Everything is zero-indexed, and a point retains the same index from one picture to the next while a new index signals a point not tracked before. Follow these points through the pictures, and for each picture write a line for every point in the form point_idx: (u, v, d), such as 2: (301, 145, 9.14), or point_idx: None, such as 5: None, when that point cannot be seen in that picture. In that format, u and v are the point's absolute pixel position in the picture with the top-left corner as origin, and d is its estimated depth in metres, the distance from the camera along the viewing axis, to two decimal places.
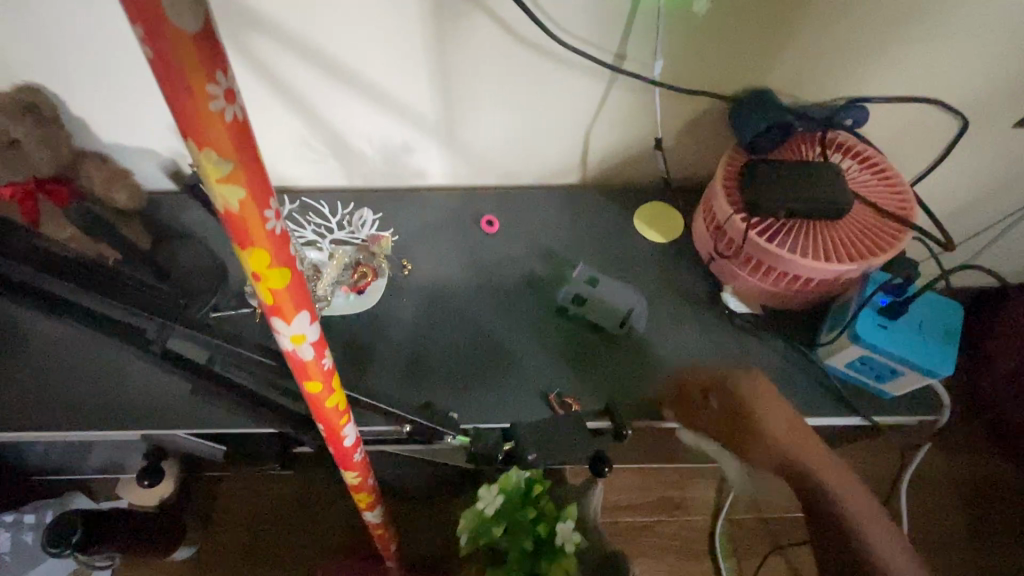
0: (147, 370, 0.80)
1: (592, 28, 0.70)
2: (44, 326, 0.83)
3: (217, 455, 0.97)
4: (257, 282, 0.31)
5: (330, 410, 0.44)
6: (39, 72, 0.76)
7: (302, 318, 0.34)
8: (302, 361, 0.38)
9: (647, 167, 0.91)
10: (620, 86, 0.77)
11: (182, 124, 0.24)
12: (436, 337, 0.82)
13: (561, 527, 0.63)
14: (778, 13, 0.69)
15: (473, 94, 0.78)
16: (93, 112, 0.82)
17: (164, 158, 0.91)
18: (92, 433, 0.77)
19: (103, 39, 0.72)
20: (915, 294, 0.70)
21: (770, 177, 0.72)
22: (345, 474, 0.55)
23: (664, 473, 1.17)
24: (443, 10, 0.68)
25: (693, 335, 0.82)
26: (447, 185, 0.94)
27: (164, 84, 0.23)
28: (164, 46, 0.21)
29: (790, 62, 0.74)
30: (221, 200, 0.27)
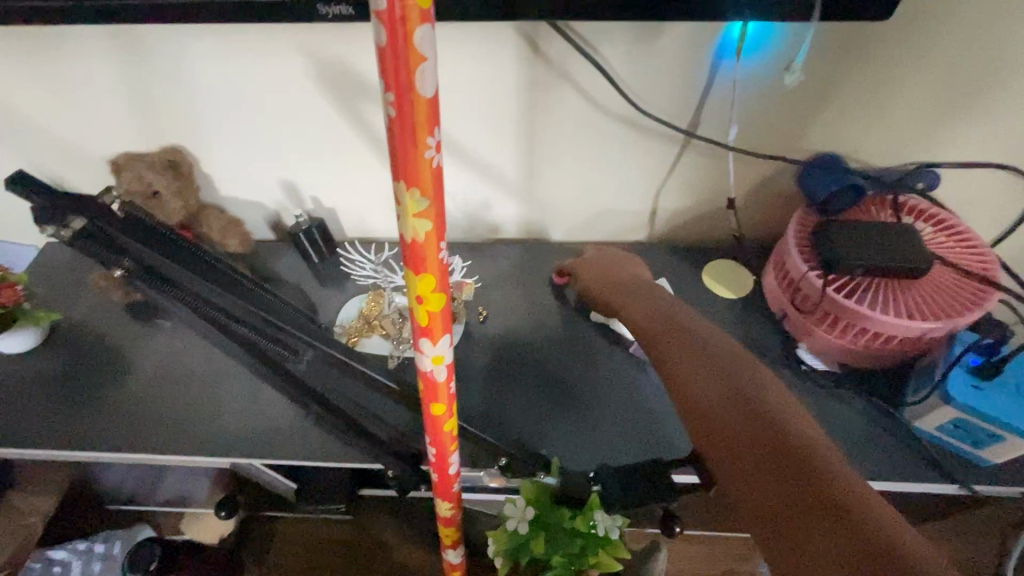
0: (240, 401, 0.85)
1: (671, 99, 0.77)
2: (154, 355, 0.91)
3: (288, 492, 0.99)
4: (418, 304, 0.36)
5: (444, 434, 0.47)
6: (182, 136, 0.89)
7: (444, 340, 0.39)
8: (435, 381, 0.42)
9: (717, 225, 0.95)
10: (693, 149, 0.83)
11: (401, 167, 0.29)
12: (512, 381, 0.85)
13: (597, 515, 0.69)
14: (847, 85, 0.74)
15: (554, 155, 0.86)
16: (219, 169, 0.94)
17: (270, 209, 1.01)
18: (188, 458, 0.81)
19: (242, 108, 0.85)
20: (1010, 354, 0.68)
21: (845, 236, 0.74)
22: (439, 505, 0.57)
23: (730, 545, 1.11)
24: (536, 84, 0.76)
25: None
26: (520, 238, 1.00)
27: (396, 138, 0.28)
28: (406, 110, 0.27)
29: (858, 130, 0.79)
30: (411, 231, 0.32)
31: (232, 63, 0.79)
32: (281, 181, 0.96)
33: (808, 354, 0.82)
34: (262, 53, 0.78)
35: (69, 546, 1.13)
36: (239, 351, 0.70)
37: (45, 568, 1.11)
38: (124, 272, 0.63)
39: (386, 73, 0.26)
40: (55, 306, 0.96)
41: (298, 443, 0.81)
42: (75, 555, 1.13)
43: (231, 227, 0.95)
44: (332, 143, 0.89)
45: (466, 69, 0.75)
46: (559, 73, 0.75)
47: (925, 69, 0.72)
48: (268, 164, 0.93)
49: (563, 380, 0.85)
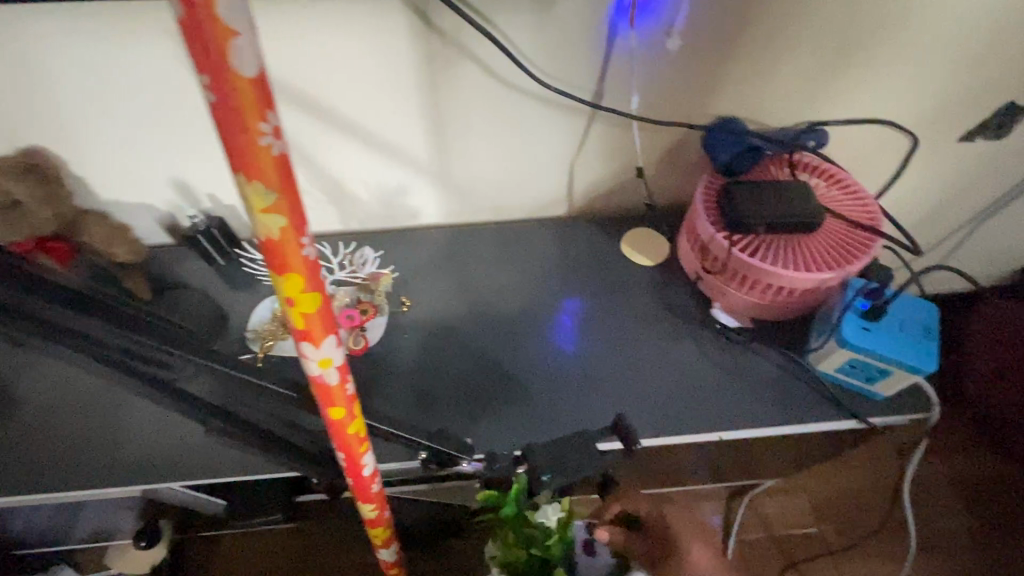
0: (146, 424, 0.78)
1: (572, 70, 0.76)
2: (40, 386, 0.81)
3: (218, 511, 0.94)
4: (290, 307, 0.34)
5: (351, 437, 0.45)
6: (42, 135, 0.79)
7: (329, 341, 0.36)
8: (327, 385, 0.39)
9: (633, 195, 0.96)
10: (601, 121, 0.83)
11: (235, 159, 0.26)
12: (441, 369, 0.83)
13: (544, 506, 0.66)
14: (738, 48, 0.75)
15: (463, 134, 0.83)
16: (94, 171, 0.85)
17: (163, 212, 0.92)
18: (94, 493, 0.74)
19: (107, 99, 0.76)
20: (892, 296, 0.74)
21: (746, 197, 0.77)
22: (362, 507, 0.55)
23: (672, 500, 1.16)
24: (434, 60, 0.73)
25: (688, 353, 0.85)
26: (440, 223, 0.98)
27: (223, 125, 0.25)
28: (227, 92, 0.24)
29: (752, 93, 0.81)
30: (263, 228, 0.29)
31: (86, 49, 0.70)
32: (169, 179, 0.87)
33: (722, 313, 0.86)
34: (121, 38, 0.69)
35: None
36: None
37: None
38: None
39: (193, 49, 0.23)
40: None
41: (216, 461, 0.75)
42: None
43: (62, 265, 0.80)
44: None
45: (358, 50, 0.71)
46: (455, 47, 0.72)
47: (809, 30, 0.74)
48: (151, 162, 0.84)
49: (494, 362, 0.84)
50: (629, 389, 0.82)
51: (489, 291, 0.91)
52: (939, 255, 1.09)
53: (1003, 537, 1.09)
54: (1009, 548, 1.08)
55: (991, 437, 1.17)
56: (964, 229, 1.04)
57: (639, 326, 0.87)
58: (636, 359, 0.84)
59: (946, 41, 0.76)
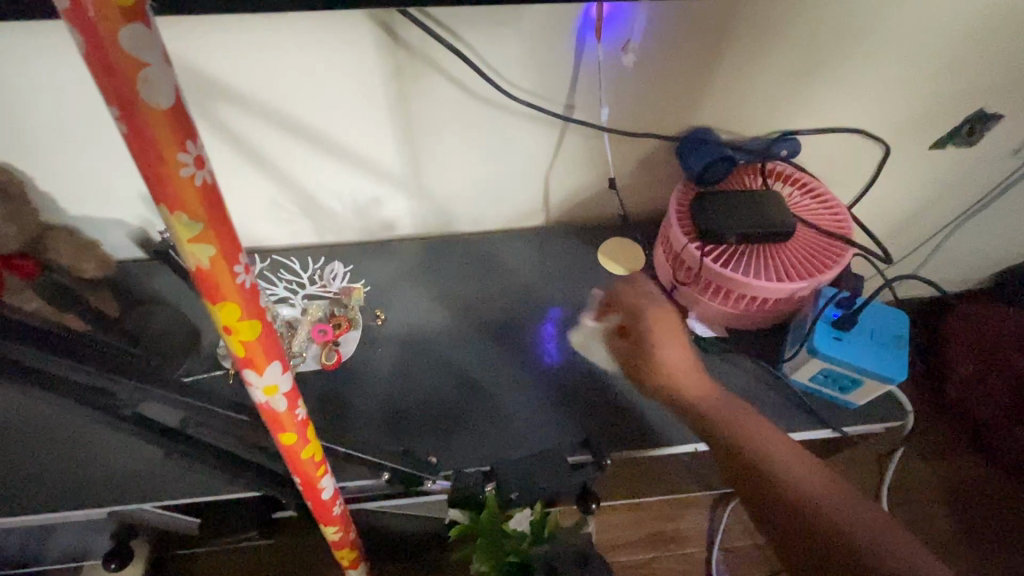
0: (114, 443, 0.77)
1: (542, 82, 0.76)
2: (3, 406, 0.80)
3: (191, 529, 0.92)
4: (228, 335, 0.33)
5: (306, 462, 0.44)
6: (5, 152, 0.77)
7: (274, 368, 0.36)
8: (276, 412, 0.39)
9: (608, 205, 0.96)
10: (573, 132, 0.83)
11: (155, 190, 0.26)
12: (415, 382, 0.83)
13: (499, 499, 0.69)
14: (706, 60, 0.76)
15: (435, 146, 0.83)
16: (61, 186, 0.83)
17: (134, 227, 0.91)
18: (60, 514, 0.73)
19: (70, 115, 0.75)
20: (862, 305, 0.74)
21: (717, 207, 0.77)
22: (325, 530, 0.54)
23: (655, 509, 1.15)
24: (402, 74, 0.73)
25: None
26: (416, 235, 0.97)
27: (139, 157, 0.25)
28: (140, 124, 0.24)
29: (723, 104, 0.81)
30: (192, 258, 0.29)
31: (49, 65, 0.69)
32: (139, 194, 0.86)
33: (698, 323, 0.85)
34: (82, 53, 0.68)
35: None
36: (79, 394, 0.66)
37: None
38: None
39: (101, 82, 0.23)
40: None
41: (184, 480, 0.74)
42: None
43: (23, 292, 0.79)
44: None
45: (324, 64, 0.70)
46: (423, 61, 0.72)
47: (777, 42, 0.75)
48: (119, 177, 0.83)
49: (469, 375, 0.83)
50: (605, 401, 0.81)
51: (464, 303, 0.90)
52: (915, 261, 1.10)
53: (986, 542, 1.09)
54: (991, 553, 1.08)
55: (972, 441, 1.17)
56: (939, 236, 1.04)
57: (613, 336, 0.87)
58: (611, 371, 0.84)
59: (912, 52, 0.77)
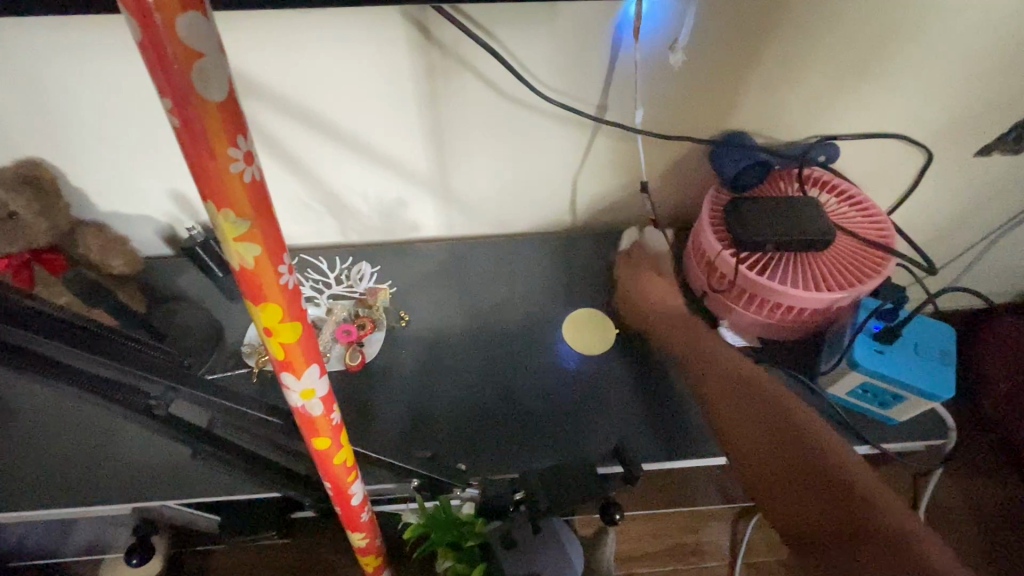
0: (140, 440, 0.77)
1: (575, 84, 0.74)
2: (33, 399, 0.81)
3: (211, 527, 0.92)
4: (268, 336, 0.32)
5: (337, 467, 0.43)
6: (40, 147, 0.78)
7: (311, 371, 0.35)
8: (311, 417, 0.38)
9: (637, 209, 0.94)
10: (604, 134, 0.81)
11: (202, 185, 0.25)
12: (437, 385, 0.81)
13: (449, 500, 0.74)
14: (747, 61, 0.73)
15: (463, 148, 0.82)
16: (92, 182, 0.84)
17: (162, 223, 0.92)
18: (86, 510, 0.73)
19: (102, 111, 0.75)
20: (907, 318, 0.71)
21: (754, 213, 0.75)
22: (352, 536, 0.53)
23: (676, 520, 1.13)
24: (432, 73, 0.72)
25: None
26: (440, 237, 0.96)
27: (188, 151, 0.24)
28: (191, 116, 0.23)
29: (760, 107, 0.79)
30: (237, 257, 0.28)
31: (85, 62, 0.69)
32: (167, 191, 0.87)
33: (729, 332, 0.83)
34: (117, 49, 0.68)
35: None
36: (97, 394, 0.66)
37: None
38: None
39: (153, 71, 0.22)
40: None
41: (207, 478, 0.74)
42: None
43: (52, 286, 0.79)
44: None
45: (355, 63, 0.70)
46: (454, 59, 0.70)
47: (820, 43, 0.72)
48: (149, 174, 0.84)
49: (494, 380, 0.82)
50: (633, 410, 0.80)
51: (488, 307, 0.89)
52: (954, 272, 1.06)
53: None
54: None
55: (1011, 460, 1.12)
56: (980, 246, 1.00)
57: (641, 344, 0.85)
58: (639, 381, 0.82)
59: (963, 55, 0.74)
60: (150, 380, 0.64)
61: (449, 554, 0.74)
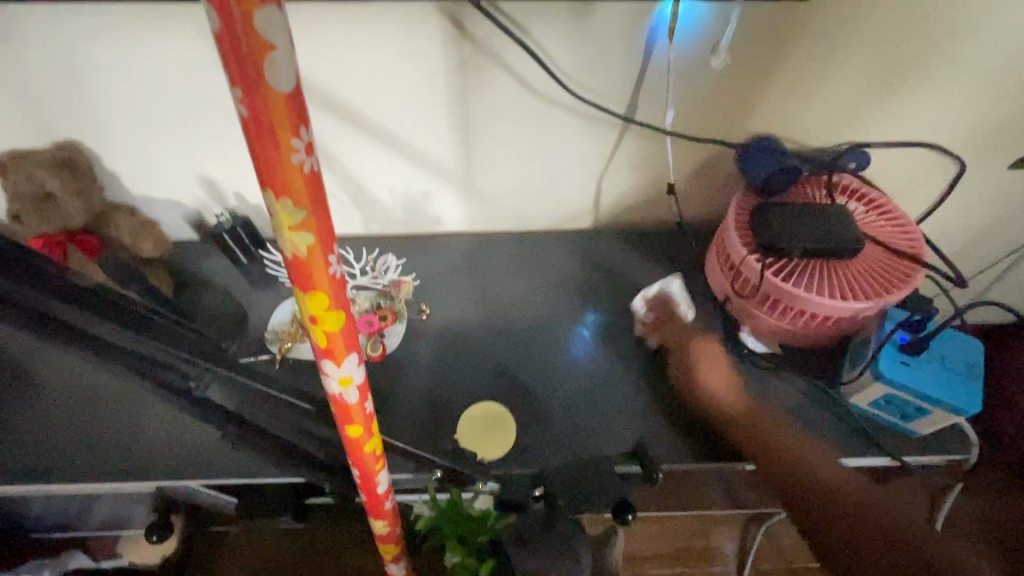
0: (164, 420, 0.79)
1: (606, 83, 0.74)
2: (63, 375, 0.83)
3: (228, 508, 0.94)
4: (313, 324, 0.32)
5: (367, 455, 0.44)
6: (76, 130, 0.79)
7: (350, 359, 0.35)
8: (346, 404, 0.38)
9: (661, 211, 0.94)
10: (632, 134, 0.81)
11: (264, 174, 0.25)
12: (457, 379, 0.82)
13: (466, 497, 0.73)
14: (780, 65, 0.73)
15: (491, 143, 0.82)
16: (124, 166, 0.85)
17: (190, 208, 0.93)
18: (110, 485, 0.75)
19: (138, 97, 0.76)
20: (934, 331, 0.71)
21: (781, 219, 0.74)
22: (373, 524, 0.54)
23: (686, 524, 1.12)
24: (464, 67, 0.72)
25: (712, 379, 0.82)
26: (462, 231, 0.97)
27: (254, 141, 0.24)
28: (259, 107, 0.23)
29: (792, 111, 0.78)
30: (290, 246, 0.28)
31: (124, 48, 0.71)
32: (198, 177, 0.88)
33: (751, 337, 0.82)
34: (157, 36, 0.69)
35: None
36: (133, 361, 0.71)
37: None
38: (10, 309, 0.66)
39: (227, 63, 0.22)
40: None
41: (229, 460, 0.75)
42: None
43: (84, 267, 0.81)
44: None
45: (389, 55, 0.70)
46: (487, 54, 0.71)
47: (859, 47, 0.71)
48: (181, 159, 0.85)
49: (514, 376, 0.82)
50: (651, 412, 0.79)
51: (508, 303, 0.89)
52: (980, 286, 1.04)
53: None
54: None
55: None
56: (1009, 260, 0.99)
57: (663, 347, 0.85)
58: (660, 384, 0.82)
59: (1002, 64, 0.72)
60: (183, 359, 0.68)
61: (456, 550, 0.72)
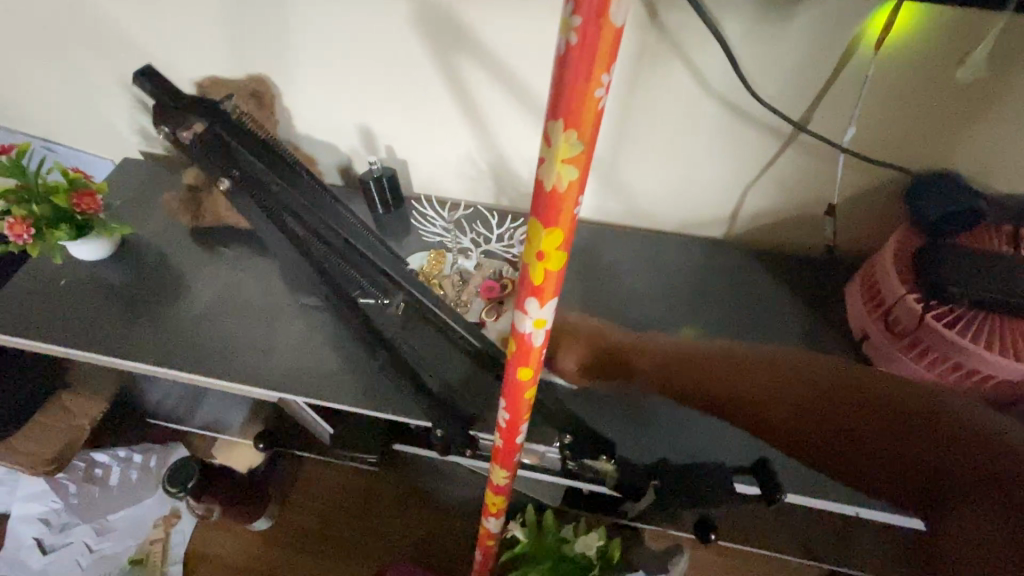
0: (297, 341, 0.87)
1: (786, 90, 0.71)
2: (214, 284, 0.93)
3: (326, 437, 1.01)
4: (537, 260, 0.34)
5: (523, 402, 0.45)
6: (269, 68, 0.88)
7: (552, 303, 0.37)
8: (530, 346, 0.40)
9: (805, 232, 0.89)
10: (795, 148, 0.78)
11: (563, 107, 0.27)
12: (564, 361, 0.83)
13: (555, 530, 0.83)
14: (991, 98, 0.67)
15: (645, 134, 0.81)
16: (299, 105, 0.93)
17: (344, 154, 1.00)
18: (241, 387, 0.83)
19: (330, 44, 0.82)
20: None
21: (957, 260, 0.67)
22: (494, 472, 0.56)
23: (748, 562, 1.09)
24: (642, 54, 0.72)
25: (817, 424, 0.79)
26: (590, 218, 0.97)
27: (568, 72, 0.26)
28: (589, 39, 0.25)
29: (990, 149, 0.71)
30: (555, 178, 0.29)
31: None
32: (359, 126, 0.94)
33: None
34: None
35: (110, 451, 1.20)
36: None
37: (87, 470, 1.16)
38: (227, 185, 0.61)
39: None
40: (128, 220, 1.00)
41: (348, 390, 0.82)
42: (115, 461, 1.19)
43: (215, 197, 0.93)
44: (417, 93, 0.86)
45: None
46: (670, 46, 0.70)
47: None
48: (350, 108, 0.91)
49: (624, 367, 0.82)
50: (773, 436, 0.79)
51: (622, 298, 0.89)
52: None
53: None
54: None
55: None
56: None
57: (703, 342, 0.85)
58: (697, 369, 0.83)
59: None
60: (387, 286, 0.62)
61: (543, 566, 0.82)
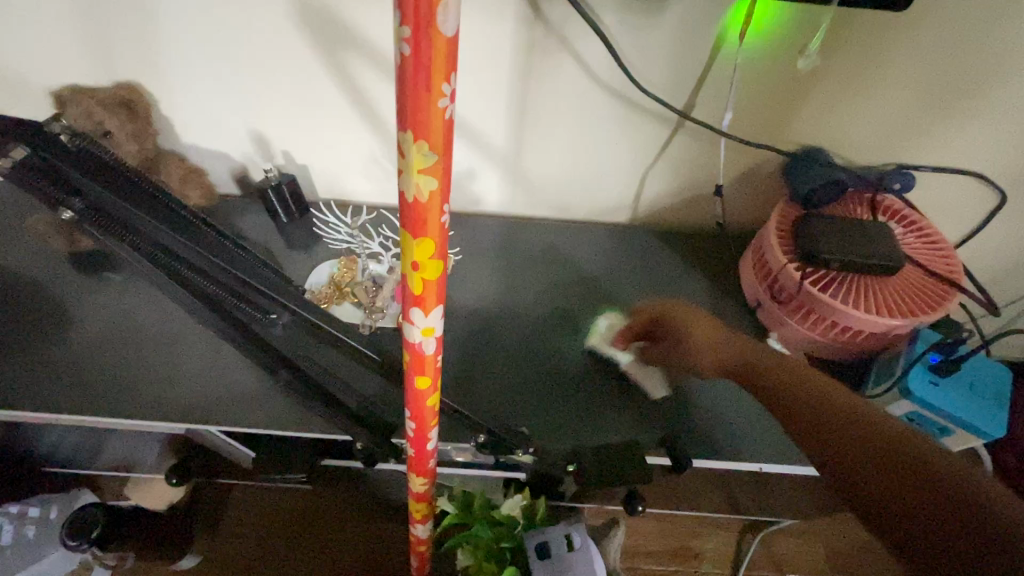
0: (201, 366, 0.82)
1: (667, 80, 0.75)
2: (99, 313, 0.85)
3: (248, 461, 0.96)
4: (413, 271, 0.34)
5: (427, 409, 0.45)
6: (138, 74, 0.80)
7: (438, 310, 0.37)
8: (423, 354, 0.40)
9: (702, 212, 0.95)
10: (683, 134, 0.82)
11: (410, 117, 0.27)
12: (484, 357, 0.83)
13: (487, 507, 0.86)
14: (840, 79, 0.74)
15: (544, 127, 0.82)
16: (179, 113, 0.86)
17: (238, 162, 0.94)
18: (139, 423, 0.77)
19: (203, 45, 0.77)
20: (964, 354, 0.75)
21: (825, 232, 0.74)
22: (413, 480, 0.56)
23: (680, 523, 1.17)
24: (531, 49, 0.73)
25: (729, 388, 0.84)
26: (502, 212, 0.98)
27: (408, 81, 0.26)
28: (423, 50, 0.25)
29: (846, 126, 0.79)
30: (415, 188, 0.29)
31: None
32: (250, 132, 0.89)
33: (781, 345, 0.84)
34: None
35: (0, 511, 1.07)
36: (147, 271, 0.65)
37: None
38: (72, 213, 0.62)
39: (402, 5, 0.23)
40: None
41: (262, 410, 0.78)
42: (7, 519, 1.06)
43: None
44: (308, 94, 0.82)
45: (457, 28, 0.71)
46: (556, 39, 0.71)
47: (923, 68, 0.72)
48: (235, 112, 0.86)
49: (543, 357, 0.84)
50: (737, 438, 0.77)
51: (538, 289, 0.91)
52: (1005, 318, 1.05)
53: None
54: None
55: None
56: None
57: (617, 324, 0.88)
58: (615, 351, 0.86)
59: None
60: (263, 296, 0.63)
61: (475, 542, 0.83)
